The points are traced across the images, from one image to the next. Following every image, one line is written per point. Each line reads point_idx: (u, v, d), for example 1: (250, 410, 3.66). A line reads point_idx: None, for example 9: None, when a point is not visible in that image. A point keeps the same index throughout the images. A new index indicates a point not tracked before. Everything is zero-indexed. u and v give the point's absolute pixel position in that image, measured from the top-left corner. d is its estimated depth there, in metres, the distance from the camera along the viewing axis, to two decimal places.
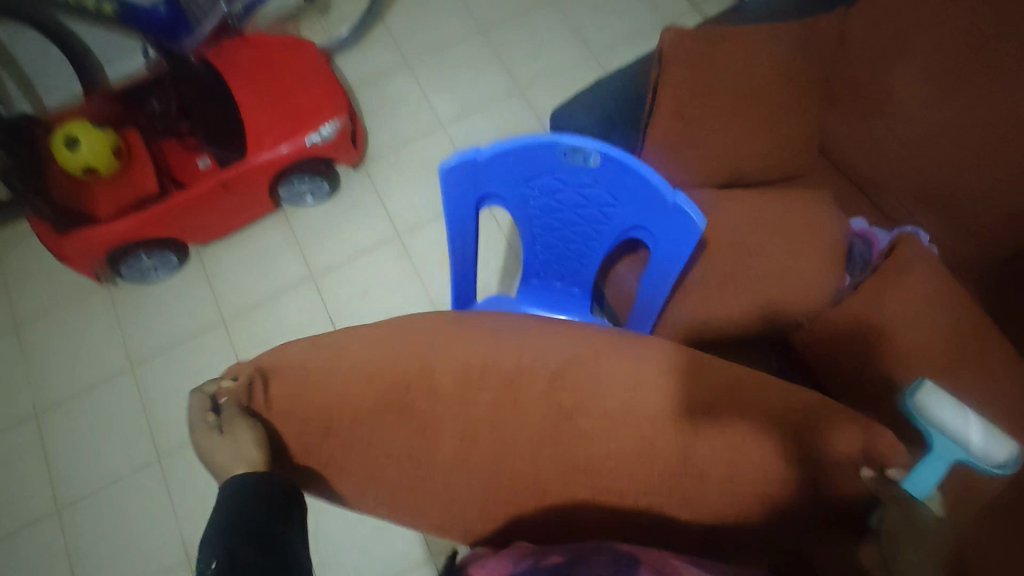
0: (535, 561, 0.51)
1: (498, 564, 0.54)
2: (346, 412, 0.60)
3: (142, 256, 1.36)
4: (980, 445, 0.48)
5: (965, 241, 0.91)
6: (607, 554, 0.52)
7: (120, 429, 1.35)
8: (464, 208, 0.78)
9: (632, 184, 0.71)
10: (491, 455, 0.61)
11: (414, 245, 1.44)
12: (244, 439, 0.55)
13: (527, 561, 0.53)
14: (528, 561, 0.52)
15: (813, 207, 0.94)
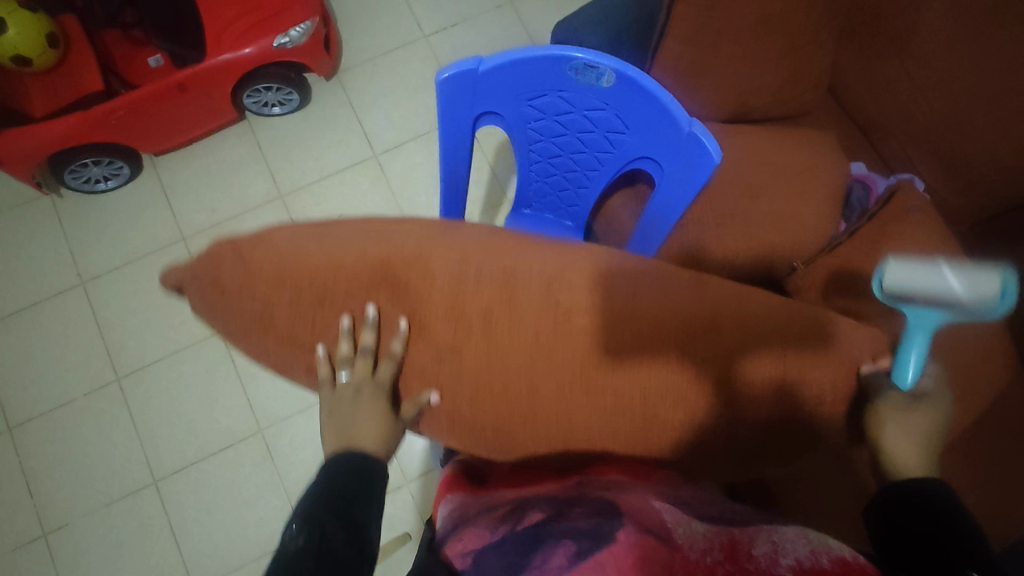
0: (510, 526, 0.53)
1: (477, 527, 0.55)
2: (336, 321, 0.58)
3: (89, 164, 1.23)
4: (964, 289, 0.56)
5: (960, 191, 0.91)
6: (581, 507, 0.52)
7: (73, 349, 1.27)
8: (459, 127, 0.72)
9: (645, 108, 0.66)
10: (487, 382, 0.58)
11: (392, 167, 1.35)
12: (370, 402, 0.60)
13: (504, 527, 0.53)
14: (505, 527, 0.53)
15: (817, 148, 0.91)
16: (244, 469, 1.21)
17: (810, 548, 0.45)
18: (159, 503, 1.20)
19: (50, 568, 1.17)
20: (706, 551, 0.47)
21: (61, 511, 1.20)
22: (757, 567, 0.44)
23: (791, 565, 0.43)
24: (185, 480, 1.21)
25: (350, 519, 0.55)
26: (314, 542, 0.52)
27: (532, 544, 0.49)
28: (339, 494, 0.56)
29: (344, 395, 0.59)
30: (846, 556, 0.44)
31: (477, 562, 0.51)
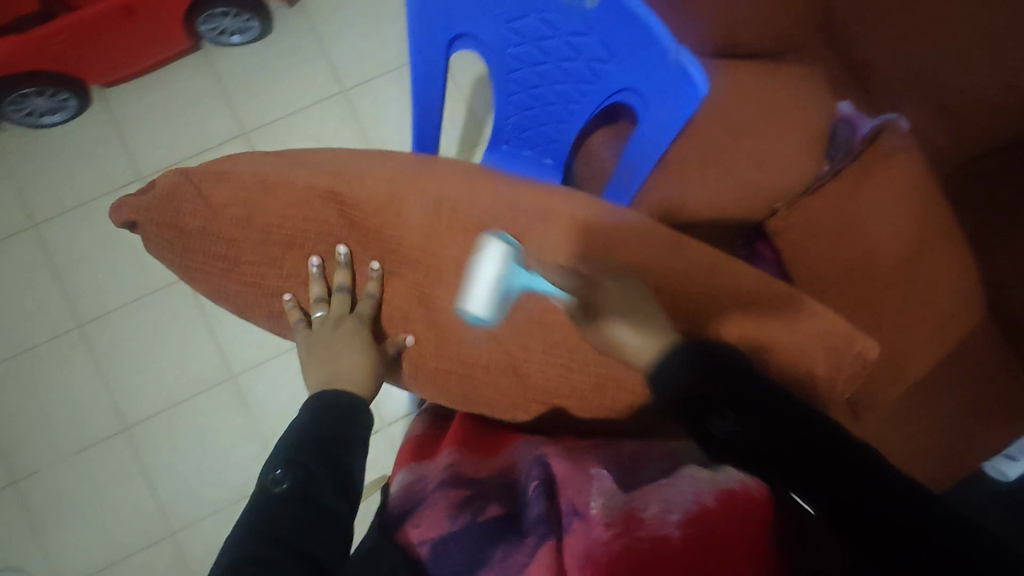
0: (469, 513, 0.52)
1: (435, 507, 0.54)
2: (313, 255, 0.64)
3: (31, 95, 1.13)
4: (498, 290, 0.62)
5: (944, 135, 0.90)
6: (534, 484, 0.53)
7: (30, 294, 1.21)
8: (431, 53, 0.68)
9: (630, 33, 0.61)
10: (454, 337, 0.65)
11: (363, 103, 1.28)
12: (347, 333, 0.61)
13: (466, 515, 0.51)
14: (468, 516, 0.51)
15: (806, 88, 0.88)
16: (218, 415, 1.20)
17: (696, 490, 0.49)
18: (132, 450, 1.19)
19: (23, 514, 1.16)
20: (606, 523, 0.46)
21: (30, 459, 1.18)
22: (648, 533, 0.45)
23: (678, 520, 0.46)
24: (158, 427, 1.19)
25: (340, 467, 0.51)
26: (300, 489, 0.47)
27: (498, 540, 0.48)
28: (329, 438, 0.52)
29: (321, 331, 0.62)
30: (732, 487, 0.49)
31: (435, 554, 0.49)
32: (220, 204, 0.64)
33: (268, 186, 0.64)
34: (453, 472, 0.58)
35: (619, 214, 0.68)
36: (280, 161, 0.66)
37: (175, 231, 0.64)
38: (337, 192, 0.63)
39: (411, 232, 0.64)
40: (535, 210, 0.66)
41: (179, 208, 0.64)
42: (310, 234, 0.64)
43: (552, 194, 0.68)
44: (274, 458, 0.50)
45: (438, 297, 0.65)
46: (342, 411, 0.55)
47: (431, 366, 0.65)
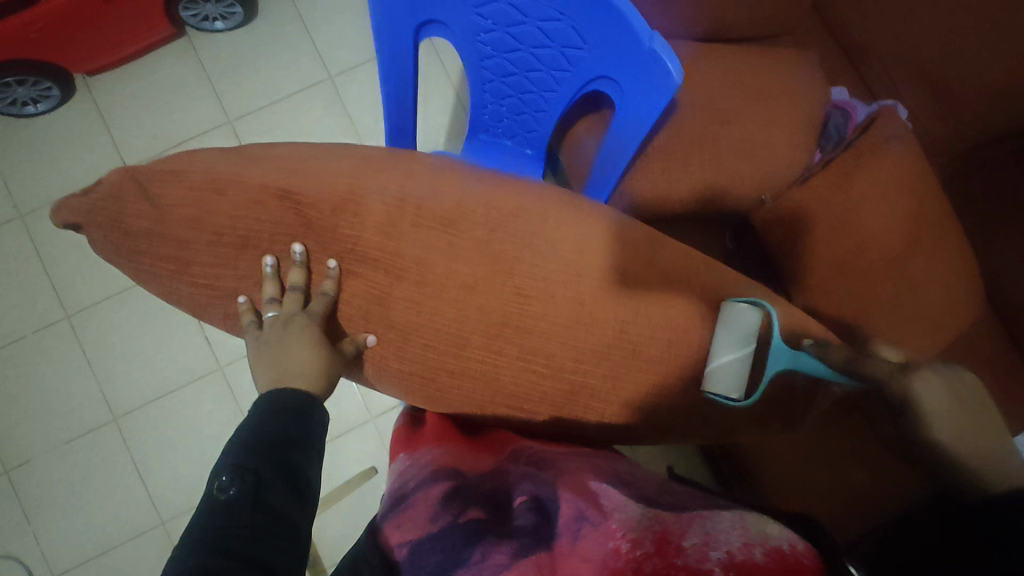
0: (449, 515, 0.52)
1: (415, 511, 0.54)
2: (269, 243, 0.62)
3: (12, 84, 1.12)
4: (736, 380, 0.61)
5: (943, 123, 0.86)
6: (523, 495, 0.55)
7: (18, 285, 1.21)
8: (399, 38, 0.65)
9: (602, 18, 0.58)
10: (419, 340, 0.63)
11: (348, 90, 1.25)
12: (297, 336, 0.60)
13: (445, 516, 0.52)
14: (447, 517, 0.52)
15: (797, 75, 0.85)
16: (206, 406, 1.20)
17: (744, 540, 0.46)
18: (121, 440, 1.19)
19: (15, 503, 1.17)
20: (632, 538, 0.45)
21: (21, 449, 1.18)
22: (686, 561, 0.43)
23: (720, 559, 0.43)
24: (146, 418, 1.19)
25: (288, 469, 0.52)
26: (249, 493, 0.49)
27: (472, 540, 0.49)
28: (278, 441, 0.53)
29: (272, 330, 0.61)
30: (781, 546, 0.46)
31: (413, 556, 0.50)
32: (170, 207, 0.62)
33: (218, 187, 0.62)
34: (432, 471, 0.59)
35: (588, 214, 0.66)
36: (240, 158, 0.64)
37: (120, 233, 0.63)
38: (286, 190, 0.62)
39: (363, 241, 0.62)
40: (504, 201, 0.64)
41: (122, 210, 0.63)
42: (263, 236, 0.62)
43: (524, 189, 0.67)
44: (222, 463, 0.51)
45: (398, 296, 0.62)
46: (293, 414, 0.57)
47: (394, 369, 0.65)
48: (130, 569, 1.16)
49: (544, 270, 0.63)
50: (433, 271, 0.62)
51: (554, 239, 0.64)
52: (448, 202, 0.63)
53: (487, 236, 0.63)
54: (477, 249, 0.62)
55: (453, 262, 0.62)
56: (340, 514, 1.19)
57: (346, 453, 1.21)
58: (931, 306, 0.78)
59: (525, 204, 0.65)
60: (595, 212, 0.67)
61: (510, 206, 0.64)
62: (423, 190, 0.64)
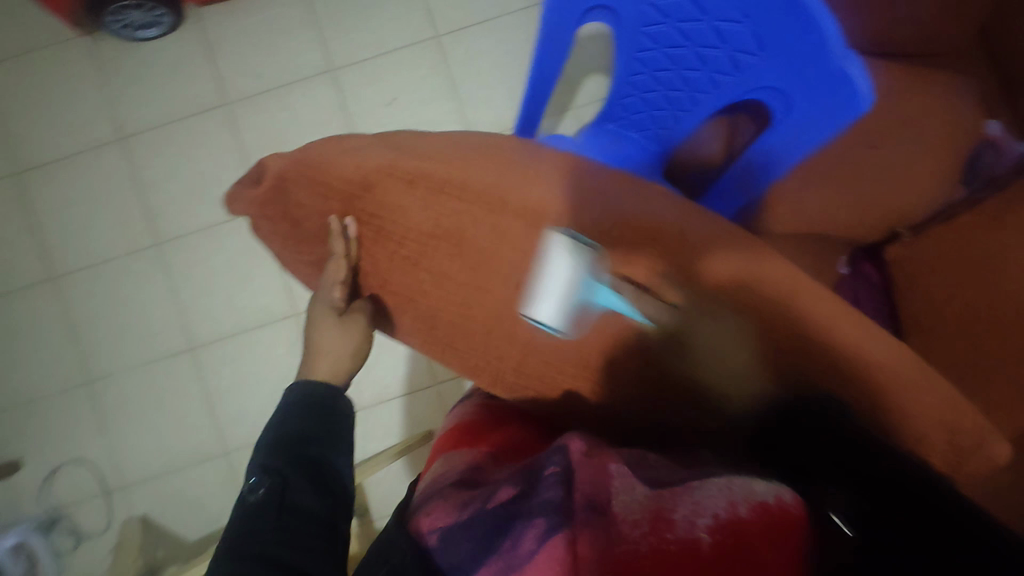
0: (482, 499, 0.48)
1: (450, 498, 0.51)
2: (401, 234, 0.62)
3: (130, 7, 1.12)
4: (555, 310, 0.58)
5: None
6: (552, 467, 0.47)
7: (114, 206, 1.24)
8: (567, 18, 0.64)
9: (794, 29, 0.54)
10: (539, 358, 0.64)
11: (453, 50, 1.22)
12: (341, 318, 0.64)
13: (475, 503, 0.49)
14: (477, 503, 0.48)
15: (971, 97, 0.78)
16: (278, 350, 1.22)
17: (728, 497, 0.39)
18: (195, 369, 1.23)
19: (93, 412, 1.23)
20: (632, 520, 0.40)
21: (103, 363, 1.24)
22: (678, 536, 0.38)
23: (710, 524, 0.38)
24: (221, 351, 1.23)
25: (315, 464, 0.56)
26: (272, 491, 0.53)
27: (504, 529, 0.44)
28: (304, 436, 0.57)
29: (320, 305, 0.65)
30: (768, 499, 0.40)
31: (447, 542, 0.47)
32: (313, 180, 0.62)
33: (367, 184, 0.61)
34: (481, 459, 0.56)
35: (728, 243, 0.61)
36: (393, 151, 0.62)
37: (289, 223, 0.64)
38: (417, 170, 0.60)
39: (498, 259, 0.62)
40: (647, 212, 0.61)
41: (294, 201, 0.63)
42: (401, 234, 0.62)
43: (674, 203, 0.63)
44: (254, 464, 0.56)
45: (522, 318, 0.63)
46: (316, 407, 0.60)
47: (509, 382, 0.66)
48: (193, 491, 1.22)
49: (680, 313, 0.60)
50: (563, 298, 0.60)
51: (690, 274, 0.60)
52: (597, 214, 0.60)
53: (621, 259, 0.60)
54: (612, 286, 0.60)
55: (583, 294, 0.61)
56: (393, 470, 1.23)
57: (405, 413, 1.23)
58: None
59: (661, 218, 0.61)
60: (727, 232, 0.63)
61: (648, 223, 0.61)
62: (563, 189, 0.61)
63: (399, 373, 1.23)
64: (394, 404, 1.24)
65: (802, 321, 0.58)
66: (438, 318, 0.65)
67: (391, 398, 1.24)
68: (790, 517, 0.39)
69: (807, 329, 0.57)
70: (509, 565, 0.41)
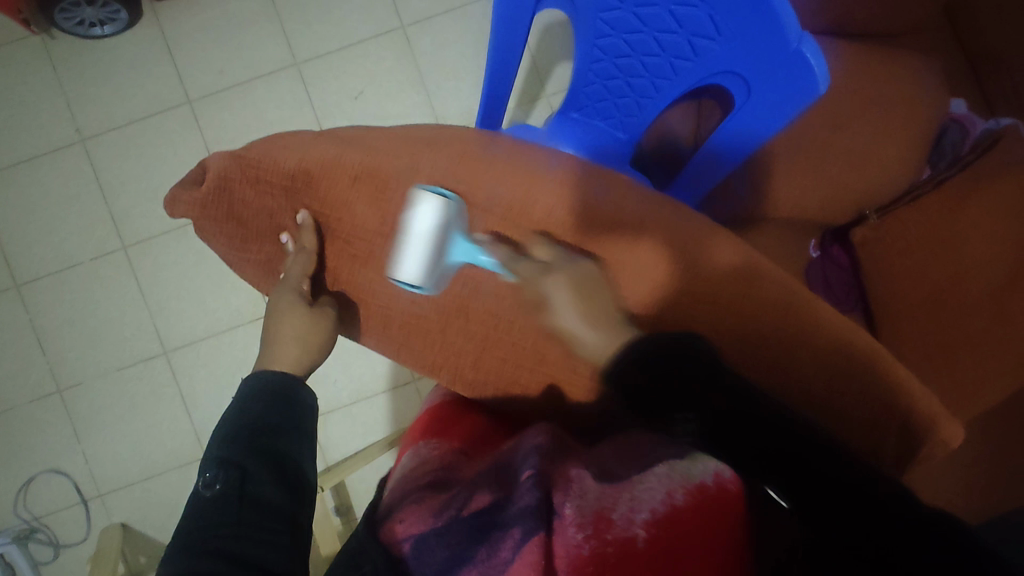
0: (455, 508, 0.48)
1: (424, 504, 0.50)
2: (348, 233, 0.61)
3: (81, 4, 1.09)
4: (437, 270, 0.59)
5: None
6: (526, 469, 0.47)
7: (77, 210, 1.21)
8: (520, 9, 0.63)
9: (747, 12, 0.52)
10: (495, 353, 0.63)
11: (420, 41, 1.20)
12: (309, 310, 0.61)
13: (449, 511, 0.48)
14: (451, 511, 0.48)
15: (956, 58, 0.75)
16: (253, 350, 1.21)
17: (666, 487, 0.42)
18: (170, 373, 1.21)
19: (67, 422, 1.21)
20: (578, 522, 0.41)
21: (75, 371, 1.21)
22: (616, 535, 0.40)
23: (645, 520, 0.41)
24: (195, 355, 1.21)
25: (277, 456, 0.53)
26: (233, 488, 0.50)
27: (478, 537, 0.44)
28: (266, 428, 0.55)
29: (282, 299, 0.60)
30: (704, 485, 0.42)
31: (421, 551, 0.46)
32: (257, 182, 0.61)
33: (309, 181, 0.60)
34: (452, 462, 0.56)
35: (694, 231, 0.60)
36: (339, 146, 0.61)
37: (239, 220, 0.62)
38: (361, 172, 0.59)
39: (449, 255, 0.59)
40: (607, 201, 0.59)
41: (244, 197, 0.61)
42: (353, 232, 0.61)
43: (638, 194, 0.62)
44: (207, 457, 0.53)
45: (476, 312, 0.62)
46: (270, 396, 0.57)
47: (468, 379, 0.64)
48: (172, 495, 1.21)
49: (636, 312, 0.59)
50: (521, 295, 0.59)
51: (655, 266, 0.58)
52: (552, 210, 0.59)
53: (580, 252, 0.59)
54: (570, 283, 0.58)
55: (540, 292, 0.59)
56: (375, 468, 1.22)
57: (386, 409, 1.23)
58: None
59: (623, 206, 0.60)
60: (692, 223, 0.61)
61: (607, 215, 0.59)
62: (520, 181, 0.59)
63: (378, 370, 1.22)
64: (374, 401, 1.23)
65: (766, 309, 0.57)
66: (392, 319, 0.63)
67: (371, 396, 1.23)
68: (726, 494, 0.43)
69: (772, 320, 0.57)
70: None
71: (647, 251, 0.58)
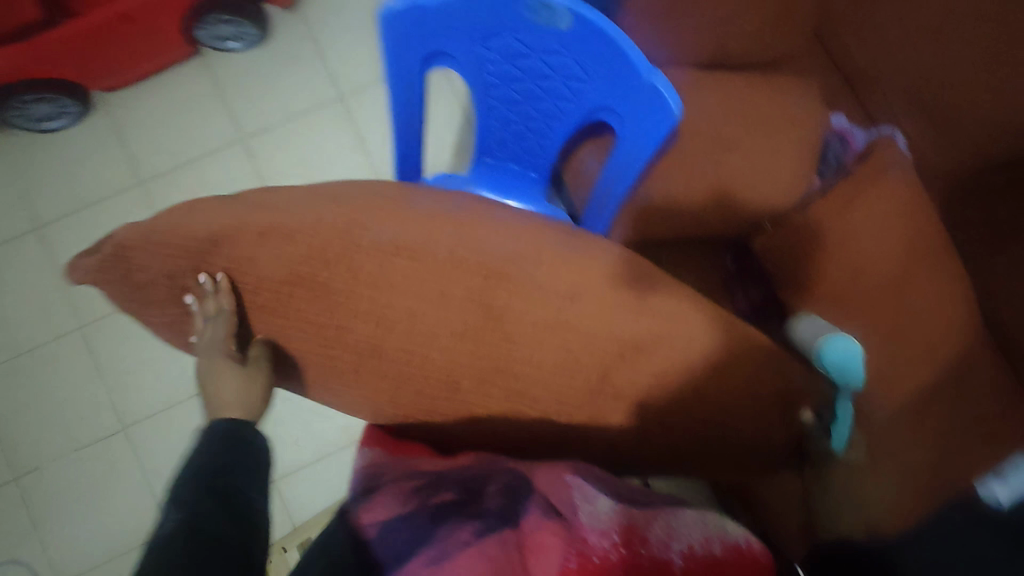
0: (420, 498, 0.52)
1: (390, 494, 0.53)
2: (253, 287, 0.62)
3: (33, 101, 1.15)
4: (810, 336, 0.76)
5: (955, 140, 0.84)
6: (496, 483, 0.53)
7: (33, 296, 1.24)
8: (410, 74, 0.69)
9: (603, 52, 0.61)
10: (409, 388, 0.63)
11: (359, 109, 1.28)
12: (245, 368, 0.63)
13: (415, 500, 0.52)
14: (417, 501, 0.51)
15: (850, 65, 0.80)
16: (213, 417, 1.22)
17: (705, 534, 0.48)
18: (130, 449, 1.21)
19: (25, 510, 1.19)
20: (601, 530, 0.45)
21: (33, 457, 1.21)
22: (650, 552, 0.44)
23: (682, 551, 0.45)
24: (154, 427, 1.22)
25: (231, 496, 0.53)
26: (184, 521, 0.49)
27: (435, 523, 0.48)
28: (224, 469, 0.54)
29: (212, 364, 0.62)
30: (739, 543, 0.49)
31: (384, 533, 0.49)
32: (163, 246, 0.62)
33: (217, 241, 0.61)
34: (413, 461, 0.59)
35: (579, 257, 0.65)
36: (251, 206, 0.65)
37: (138, 289, 0.63)
38: (266, 228, 0.61)
39: (356, 296, 0.61)
40: (502, 236, 0.64)
41: (138, 266, 0.62)
42: (261, 290, 0.62)
43: (541, 230, 0.68)
44: (167, 499, 0.52)
45: (389, 350, 0.62)
46: (224, 438, 0.58)
47: (391, 412, 0.66)
48: None
49: (542, 335, 0.60)
50: (426, 330, 0.61)
51: (550, 291, 0.61)
52: (452, 252, 0.61)
53: (482, 286, 0.61)
54: (474, 313, 0.61)
55: (446, 324, 0.61)
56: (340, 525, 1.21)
57: (348, 462, 1.23)
58: (948, 333, 0.76)
59: (515, 236, 0.65)
60: (586, 251, 0.66)
61: (503, 248, 0.63)
62: (422, 221, 0.63)
63: (338, 424, 1.23)
64: (336, 456, 1.22)
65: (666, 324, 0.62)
66: (305, 362, 0.64)
67: (333, 451, 1.23)
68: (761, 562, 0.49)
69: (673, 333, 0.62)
70: (439, 555, 0.45)
71: (547, 277, 0.61)
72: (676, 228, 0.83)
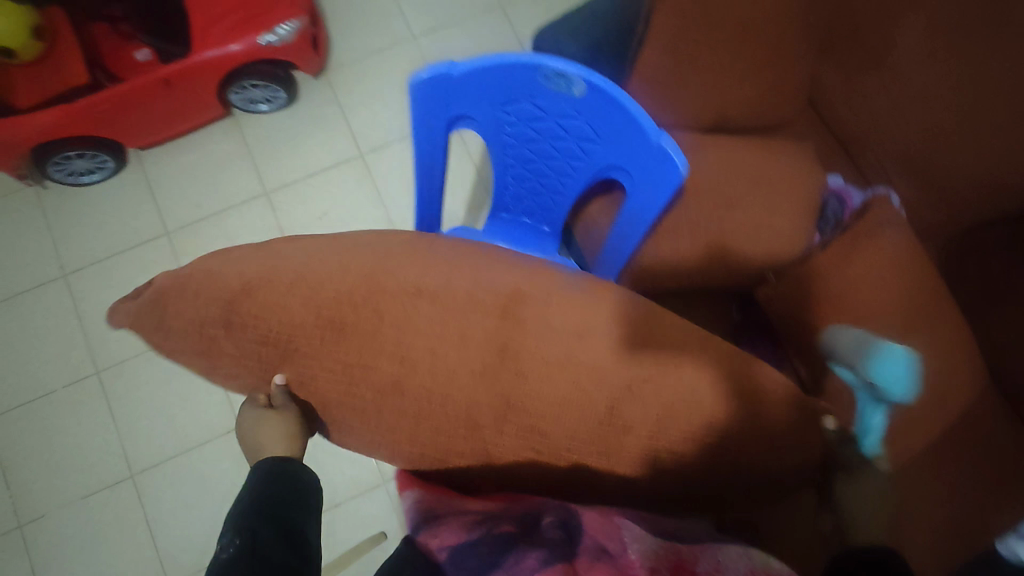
0: (484, 527, 0.54)
1: (454, 521, 0.56)
2: (291, 337, 0.62)
3: (73, 156, 1.23)
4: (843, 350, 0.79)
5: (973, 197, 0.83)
6: (550, 516, 0.55)
7: (54, 341, 1.27)
8: (433, 135, 0.74)
9: (615, 117, 0.65)
10: (433, 428, 0.63)
11: (378, 167, 1.36)
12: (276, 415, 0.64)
13: (479, 529, 0.54)
14: (480, 530, 0.54)
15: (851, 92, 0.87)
16: (220, 465, 1.22)
17: (750, 565, 0.50)
18: (136, 497, 1.21)
19: (24, 559, 1.17)
20: (650, 565, 0.47)
21: (38, 504, 1.20)
22: None
23: None
24: (163, 475, 1.22)
25: (286, 528, 0.58)
26: (245, 544, 0.54)
27: (498, 551, 0.51)
28: (279, 502, 0.60)
29: (252, 418, 0.64)
30: None
31: (454, 558, 0.52)
32: (196, 294, 0.64)
33: (248, 290, 0.63)
34: (461, 497, 0.62)
35: (594, 301, 0.68)
36: (281, 255, 0.68)
37: (166, 338, 0.64)
38: (295, 276, 0.64)
39: (380, 340, 0.62)
40: (518, 283, 0.67)
41: (170, 315, 0.64)
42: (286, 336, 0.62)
43: (553, 277, 0.71)
44: (228, 524, 0.57)
45: (416, 393, 0.62)
46: (282, 471, 0.63)
47: (413, 454, 0.65)
48: None
49: (558, 381, 0.62)
50: (443, 374, 0.61)
51: (564, 335, 0.64)
52: (472, 298, 0.64)
53: (500, 329, 0.63)
54: (492, 358, 0.62)
55: (465, 366, 0.61)
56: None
57: (355, 515, 1.21)
58: (955, 386, 0.77)
59: (531, 280, 0.69)
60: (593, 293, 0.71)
61: (517, 294, 0.66)
62: (442, 270, 0.67)
63: (346, 475, 1.22)
64: (342, 508, 1.21)
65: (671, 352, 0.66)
66: (330, 401, 0.64)
67: (339, 502, 1.21)
68: None
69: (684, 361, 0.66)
70: None
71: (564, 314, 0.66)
72: (684, 280, 0.86)
